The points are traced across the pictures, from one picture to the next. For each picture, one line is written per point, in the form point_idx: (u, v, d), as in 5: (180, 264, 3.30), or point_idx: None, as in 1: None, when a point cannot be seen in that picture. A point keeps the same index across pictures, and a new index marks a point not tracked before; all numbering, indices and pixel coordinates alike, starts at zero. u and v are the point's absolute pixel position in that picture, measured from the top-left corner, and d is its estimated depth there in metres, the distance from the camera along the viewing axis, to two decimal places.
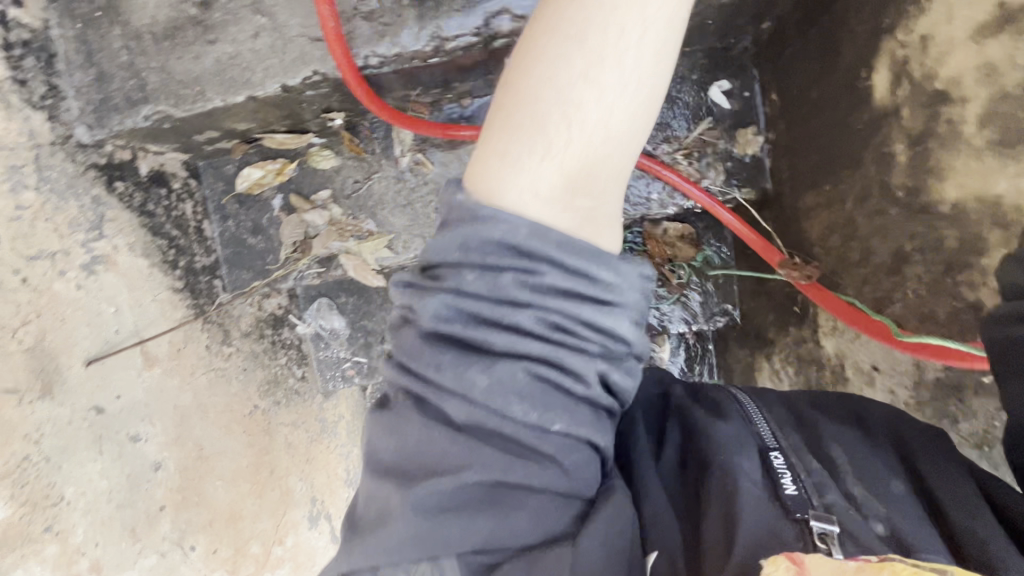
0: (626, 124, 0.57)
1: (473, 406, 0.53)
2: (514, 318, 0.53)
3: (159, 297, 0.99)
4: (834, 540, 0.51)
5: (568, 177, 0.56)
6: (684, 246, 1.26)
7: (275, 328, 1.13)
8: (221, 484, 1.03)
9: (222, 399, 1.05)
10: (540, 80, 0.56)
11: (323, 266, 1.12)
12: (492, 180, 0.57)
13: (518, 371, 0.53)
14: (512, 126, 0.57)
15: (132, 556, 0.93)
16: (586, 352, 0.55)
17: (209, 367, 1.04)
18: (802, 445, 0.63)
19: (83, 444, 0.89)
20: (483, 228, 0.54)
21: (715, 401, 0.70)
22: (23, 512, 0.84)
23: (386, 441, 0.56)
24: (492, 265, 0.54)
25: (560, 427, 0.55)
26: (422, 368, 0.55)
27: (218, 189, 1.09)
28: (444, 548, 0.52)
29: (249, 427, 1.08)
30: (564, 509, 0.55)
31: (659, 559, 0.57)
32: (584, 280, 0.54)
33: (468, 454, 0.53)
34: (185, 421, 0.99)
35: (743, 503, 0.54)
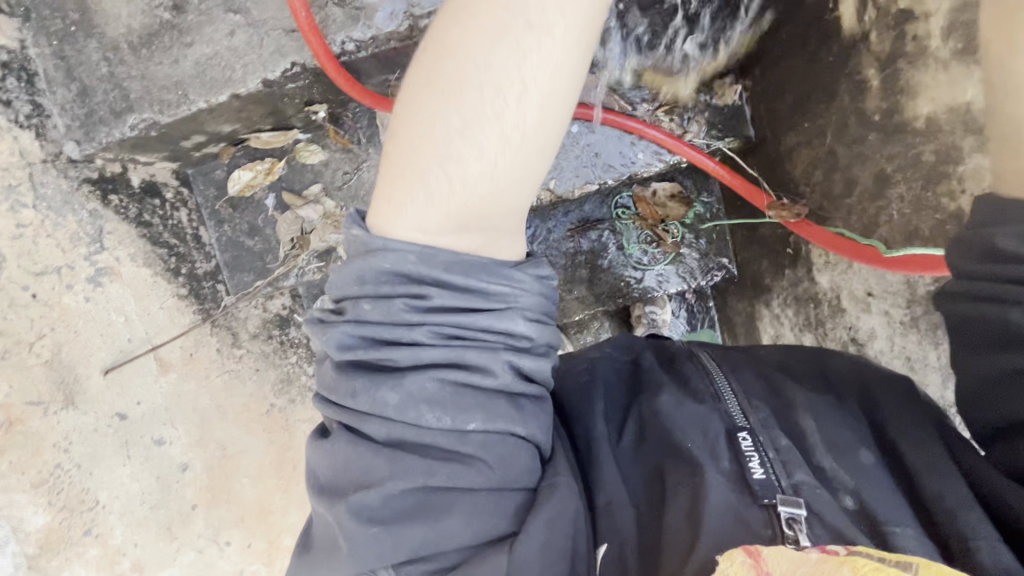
0: (510, 170, 0.58)
1: (390, 422, 0.57)
2: (412, 337, 0.57)
3: (166, 305, 1.00)
4: (800, 525, 0.54)
5: (458, 222, 0.58)
6: (675, 205, 1.28)
7: (281, 328, 1.15)
8: (247, 481, 1.05)
9: (240, 399, 1.07)
10: (421, 128, 0.57)
11: (323, 259, 1.14)
12: (384, 231, 0.59)
13: (425, 382, 0.56)
14: (398, 181, 0.59)
15: (171, 555, 0.97)
16: (489, 350, 0.58)
17: (223, 369, 1.06)
18: (770, 416, 0.65)
19: (111, 450, 0.92)
20: (371, 260, 0.57)
21: (684, 376, 0.72)
22: (62, 517, 0.88)
23: (322, 466, 0.60)
24: (385, 292, 0.57)
25: (476, 424, 0.57)
26: (340, 397, 0.58)
27: (210, 195, 1.11)
28: (381, 557, 0.56)
29: (268, 426, 1.09)
30: (491, 501, 0.58)
31: (608, 549, 0.60)
32: (473, 292, 0.57)
33: (389, 467, 0.56)
34: (207, 422, 1.02)
35: (711, 493, 0.58)
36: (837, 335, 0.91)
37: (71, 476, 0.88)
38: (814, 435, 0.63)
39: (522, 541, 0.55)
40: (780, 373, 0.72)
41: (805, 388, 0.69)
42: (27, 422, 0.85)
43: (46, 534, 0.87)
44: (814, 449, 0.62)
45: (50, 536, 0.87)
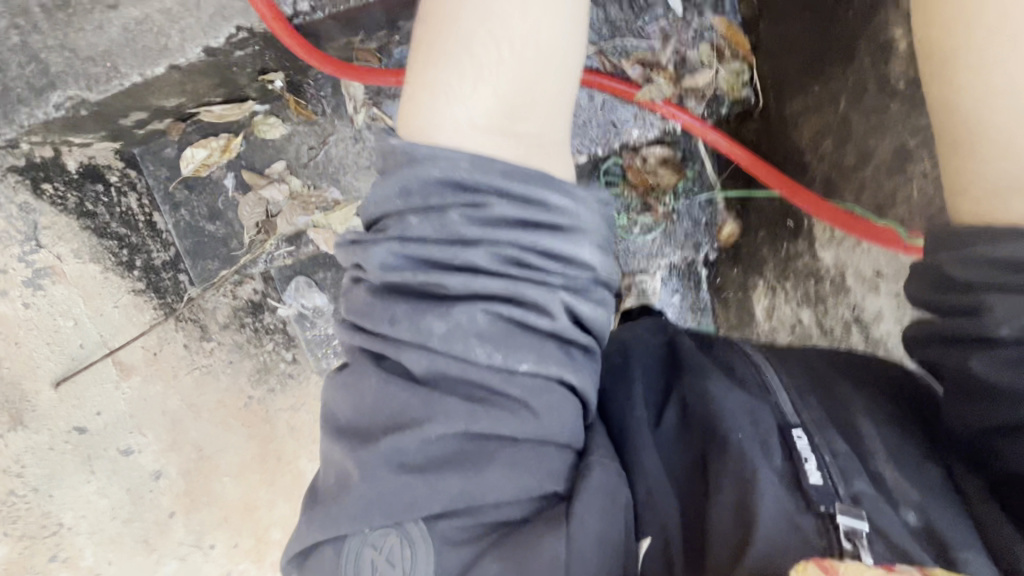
0: (555, 37, 0.58)
1: (434, 353, 0.53)
2: (465, 258, 0.53)
3: (121, 303, 0.94)
4: (863, 540, 0.51)
5: (501, 98, 0.57)
6: (667, 172, 1.19)
7: (254, 315, 1.06)
8: (229, 480, 1.01)
9: (213, 396, 1.01)
10: (459, 4, 0.57)
11: (292, 244, 1.05)
12: (425, 107, 0.58)
13: (476, 313, 0.53)
14: (439, 54, 0.58)
15: (151, 565, 0.95)
16: (546, 287, 0.54)
17: (193, 366, 1.00)
18: (824, 417, 0.61)
19: (73, 466, 0.90)
20: (419, 169, 0.54)
21: (728, 365, 0.69)
22: (22, 547, 0.88)
23: (347, 402, 0.56)
24: (434, 206, 0.54)
25: (526, 366, 0.54)
26: (377, 323, 0.55)
27: (162, 176, 1.00)
28: (407, 512, 0.53)
29: (246, 420, 1.03)
30: (534, 453, 0.55)
31: (651, 543, 0.57)
32: (534, 212, 0.54)
33: (432, 406, 0.53)
34: (179, 425, 0.98)
35: (764, 494, 0.53)
36: (838, 312, 0.91)
37: (27, 502, 0.88)
38: (874, 441, 0.59)
39: (577, 530, 0.52)
40: (831, 371, 0.67)
41: (855, 385, 0.65)
42: None
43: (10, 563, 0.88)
44: (870, 454, 0.58)
45: (12, 567, 0.88)
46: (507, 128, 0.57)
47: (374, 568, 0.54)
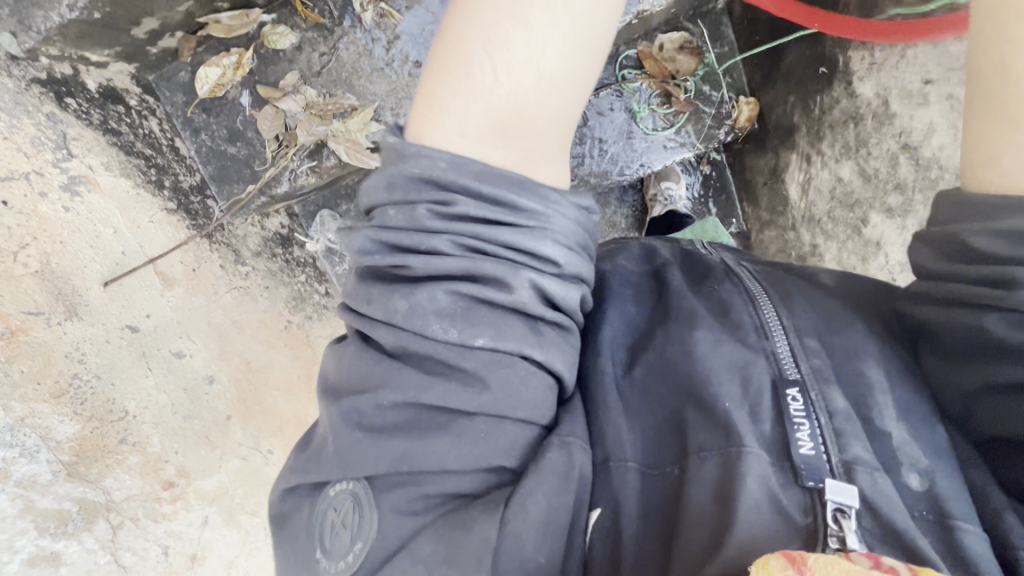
0: (562, 65, 0.55)
1: (399, 331, 0.53)
2: (431, 244, 0.52)
3: (156, 219, 0.97)
4: (849, 517, 0.47)
5: (495, 119, 0.55)
6: (685, 58, 1.16)
7: (285, 247, 1.10)
8: (279, 394, 1.02)
9: (255, 314, 1.04)
10: (471, 22, 0.56)
11: (315, 158, 1.04)
12: (426, 121, 0.57)
13: (437, 293, 0.52)
14: (440, 72, 0.57)
15: (215, 462, 0.95)
16: (512, 271, 0.53)
17: (232, 286, 1.03)
18: (826, 368, 0.56)
19: (129, 362, 0.91)
20: (402, 167, 0.54)
21: (723, 303, 0.63)
22: (93, 426, 0.86)
23: (331, 366, 0.58)
24: (410, 197, 0.53)
25: (484, 342, 0.52)
26: (356, 303, 0.56)
27: (179, 102, 1.00)
28: (357, 468, 0.54)
29: (289, 341, 1.06)
30: (484, 429, 0.52)
31: (602, 513, 0.54)
32: (503, 206, 0.53)
33: (390, 373, 0.53)
34: (224, 337, 1.00)
35: (745, 477, 0.50)
36: (884, 148, 0.97)
37: (93, 387, 0.87)
38: (881, 389, 0.55)
39: (514, 516, 0.50)
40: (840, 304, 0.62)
41: (860, 315, 0.61)
42: (32, 332, 0.84)
43: (80, 442, 0.85)
44: (877, 408, 0.54)
45: (84, 444, 0.86)
46: (497, 143, 0.55)
47: (331, 529, 0.55)
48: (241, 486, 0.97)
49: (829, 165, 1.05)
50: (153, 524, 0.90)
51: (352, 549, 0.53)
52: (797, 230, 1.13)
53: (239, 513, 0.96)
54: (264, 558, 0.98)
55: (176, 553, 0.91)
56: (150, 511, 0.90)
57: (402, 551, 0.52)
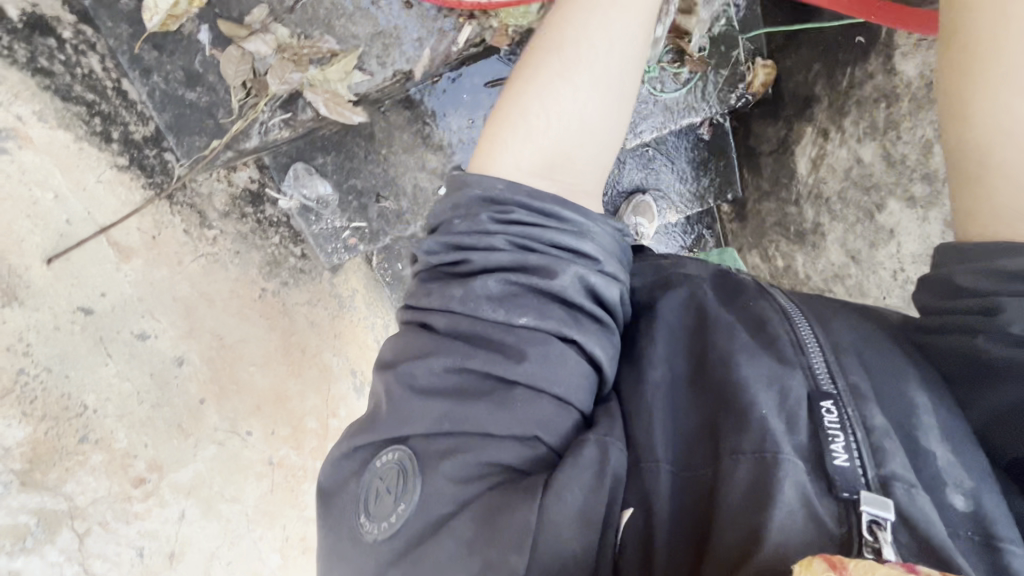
0: (600, 120, 0.65)
1: (451, 316, 0.54)
2: (488, 239, 0.56)
3: (105, 177, 0.87)
4: (886, 531, 0.43)
5: (548, 160, 0.63)
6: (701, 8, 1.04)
7: (255, 205, 1.01)
8: (256, 369, 0.95)
9: (224, 285, 0.95)
10: (527, 82, 0.65)
11: (288, 110, 0.92)
12: (487, 161, 0.63)
13: (488, 279, 0.54)
14: (502, 120, 0.65)
15: (189, 453, 0.87)
16: (558, 260, 0.56)
17: (198, 252, 0.93)
18: (863, 384, 0.52)
19: (86, 349, 0.82)
20: (465, 184, 0.60)
21: (757, 316, 0.59)
22: (46, 427, 0.78)
23: (384, 349, 0.59)
24: (473, 208, 0.59)
25: (527, 320, 0.53)
26: (413, 299, 0.58)
27: (123, 34, 0.86)
28: (409, 427, 0.52)
29: (265, 311, 0.98)
30: (528, 398, 0.52)
31: (634, 515, 0.51)
32: (555, 211, 0.58)
33: (441, 344, 0.54)
34: (193, 312, 0.91)
35: (784, 477, 0.47)
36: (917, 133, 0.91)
37: (43, 382, 0.79)
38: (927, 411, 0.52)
39: (554, 504, 0.48)
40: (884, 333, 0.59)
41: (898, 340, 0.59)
42: None
43: (34, 446, 0.77)
44: (922, 429, 0.51)
45: (38, 447, 0.77)
46: (542, 177, 0.62)
47: (375, 496, 0.53)
48: (218, 473, 0.89)
49: (849, 144, 1.00)
50: (125, 526, 0.82)
51: (394, 514, 0.51)
52: (800, 206, 1.10)
53: (219, 501, 0.88)
54: (248, 544, 0.90)
55: (152, 553, 0.83)
56: (120, 512, 0.82)
57: (443, 527, 0.49)
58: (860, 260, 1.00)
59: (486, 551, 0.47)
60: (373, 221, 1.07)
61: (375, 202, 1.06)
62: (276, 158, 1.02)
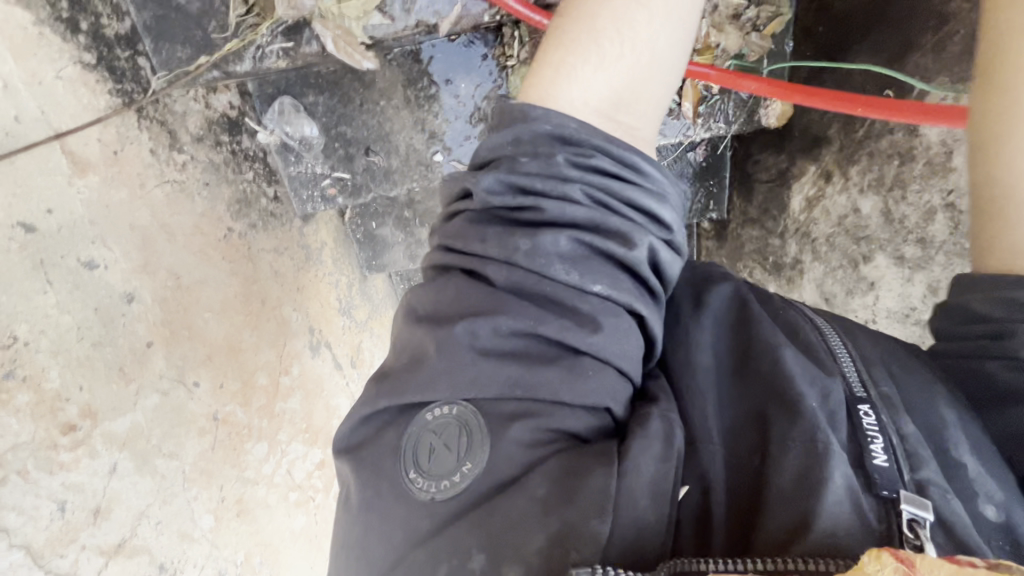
0: (665, 55, 0.65)
1: (516, 268, 0.55)
2: (563, 193, 0.56)
3: (64, 74, 0.75)
4: (925, 528, 0.46)
5: (618, 93, 0.63)
6: (731, 31, 1.05)
7: (233, 134, 1.06)
8: (211, 316, 0.89)
9: (189, 219, 0.87)
10: (600, 5, 0.64)
11: (291, 39, 0.85)
12: (553, 87, 0.62)
13: (561, 238, 0.55)
14: (569, 43, 0.64)
15: (128, 398, 0.75)
16: (630, 225, 0.57)
17: (162, 177, 0.85)
18: (892, 395, 0.57)
19: (23, 274, 0.67)
20: (533, 127, 0.59)
21: (791, 324, 0.62)
22: None
23: (430, 293, 0.58)
24: (544, 154, 0.58)
25: (599, 288, 0.55)
26: (468, 243, 0.57)
27: None
28: (472, 385, 0.53)
29: (227, 253, 0.94)
30: (591, 366, 0.53)
31: (689, 489, 0.53)
32: (629, 174, 0.59)
33: (506, 297, 0.55)
34: (150, 244, 0.81)
35: (832, 472, 0.49)
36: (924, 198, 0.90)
37: None
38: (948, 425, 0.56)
39: (629, 475, 0.49)
40: (905, 352, 0.62)
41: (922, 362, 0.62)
42: None
43: None
44: (953, 442, 0.55)
45: None
46: (610, 113, 0.63)
47: (430, 454, 0.53)
48: (160, 426, 0.79)
49: (850, 192, 1.02)
50: (46, 478, 0.67)
51: (456, 473, 0.52)
52: (785, 239, 1.16)
53: (155, 456, 0.78)
54: (181, 504, 0.81)
55: (75, 508, 0.69)
56: (43, 462, 0.67)
57: (512, 488, 0.51)
58: (834, 302, 1.05)
59: (564, 515, 0.48)
60: (355, 176, 1.18)
61: (362, 154, 1.16)
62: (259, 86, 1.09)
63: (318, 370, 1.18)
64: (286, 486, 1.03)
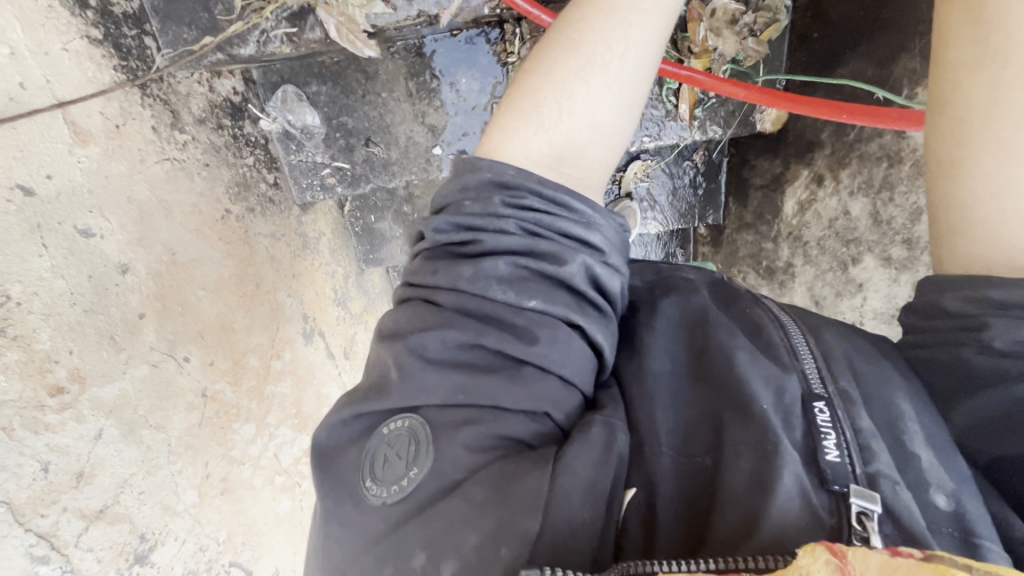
0: (608, 116, 0.66)
1: (459, 294, 0.57)
2: (500, 224, 0.58)
3: (71, 48, 0.76)
4: (874, 521, 0.45)
5: (559, 153, 0.64)
6: (729, 36, 1.07)
7: (235, 118, 1.07)
8: (205, 294, 0.90)
9: (186, 198, 0.89)
10: (542, 71, 0.66)
11: (294, 25, 0.88)
12: (499, 150, 0.65)
13: (499, 262, 0.57)
14: (515, 110, 0.66)
15: (119, 367, 0.76)
16: (563, 247, 0.59)
17: (163, 155, 0.87)
18: (853, 391, 0.54)
19: (19, 234, 0.67)
20: (475, 173, 0.61)
21: (755, 322, 0.61)
22: None
23: (384, 324, 0.61)
24: (484, 194, 0.60)
25: (536, 304, 0.56)
26: (419, 278, 0.60)
27: None
28: (419, 397, 0.55)
29: (225, 235, 0.97)
30: (530, 377, 0.55)
31: (636, 493, 0.52)
32: (564, 201, 0.60)
33: (448, 319, 0.56)
34: (147, 219, 0.82)
35: (784, 469, 0.48)
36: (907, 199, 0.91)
37: None
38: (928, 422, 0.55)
39: (564, 473, 0.50)
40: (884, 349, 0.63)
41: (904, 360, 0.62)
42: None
43: None
44: (910, 436, 0.53)
45: None
46: (553, 168, 0.64)
47: (383, 462, 0.55)
48: (147, 396, 0.79)
49: (840, 194, 1.03)
50: (31, 437, 0.66)
51: (406, 477, 0.53)
52: (778, 243, 1.19)
53: (142, 427, 0.78)
54: (165, 476, 0.81)
55: (58, 470, 0.69)
56: (29, 421, 0.66)
57: (454, 493, 0.51)
58: (824, 305, 1.07)
59: (500, 514, 0.49)
60: (355, 166, 1.20)
61: (362, 145, 1.17)
62: (265, 74, 1.11)
63: (310, 358, 1.19)
64: (272, 469, 1.03)
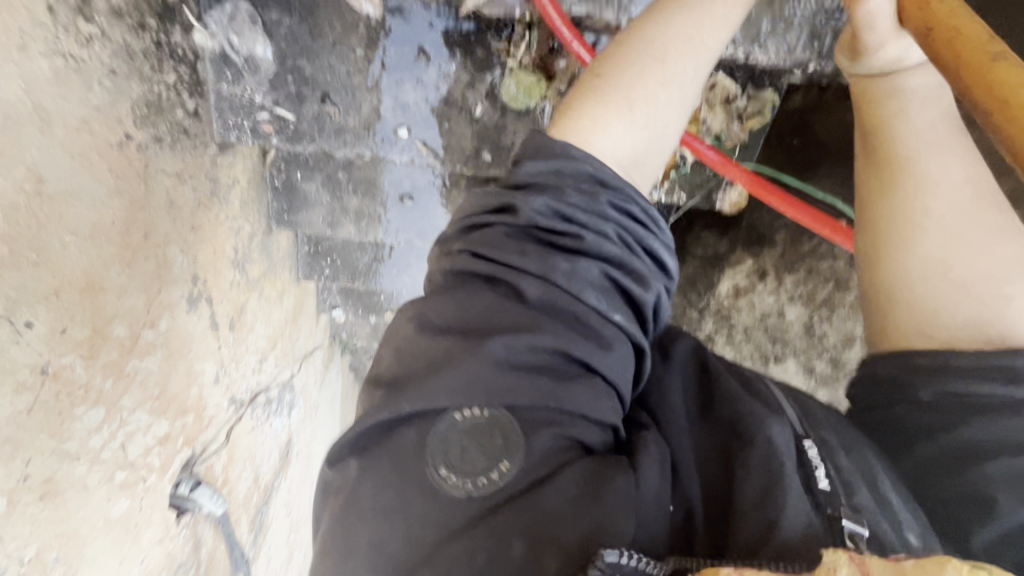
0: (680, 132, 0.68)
1: (550, 286, 0.55)
2: (602, 227, 0.58)
3: None
4: (862, 542, 0.50)
5: (637, 155, 0.64)
6: (717, 113, 1.06)
7: (162, 20, 0.84)
8: (72, 240, 0.69)
9: (76, 110, 0.69)
10: (642, 68, 0.65)
11: None
12: (586, 133, 0.62)
13: (596, 269, 0.57)
14: (605, 98, 0.64)
15: None
16: (649, 269, 0.61)
17: (55, 48, 0.65)
18: (831, 440, 0.60)
19: None
20: (574, 166, 0.59)
21: (746, 374, 0.66)
22: None
23: (447, 308, 0.56)
24: (589, 188, 0.59)
25: (619, 318, 0.57)
26: (503, 256, 0.56)
27: None
28: (491, 391, 0.52)
29: (117, 166, 0.76)
30: (605, 391, 0.55)
31: (674, 510, 0.55)
32: (655, 224, 0.62)
33: (540, 321, 0.54)
34: (12, 127, 0.60)
35: (789, 494, 0.51)
36: None
37: None
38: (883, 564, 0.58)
39: (644, 482, 0.52)
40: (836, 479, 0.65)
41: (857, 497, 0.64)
42: None
43: None
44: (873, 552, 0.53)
45: None
46: (630, 166, 0.64)
47: (461, 455, 0.51)
48: None
49: (780, 294, 1.14)
50: None
51: (493, 472, 0.51)
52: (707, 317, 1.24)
53: None
54: None
55: None
56: None
57: (541, 489, 0.50)
58: None
59: (593, 514, 0.49)
60: (302, 119, 1.02)
61: (315, 98, 1.00)
62: None
63: (189, 329, 0.98)
64: (114, 464, 0.82)
